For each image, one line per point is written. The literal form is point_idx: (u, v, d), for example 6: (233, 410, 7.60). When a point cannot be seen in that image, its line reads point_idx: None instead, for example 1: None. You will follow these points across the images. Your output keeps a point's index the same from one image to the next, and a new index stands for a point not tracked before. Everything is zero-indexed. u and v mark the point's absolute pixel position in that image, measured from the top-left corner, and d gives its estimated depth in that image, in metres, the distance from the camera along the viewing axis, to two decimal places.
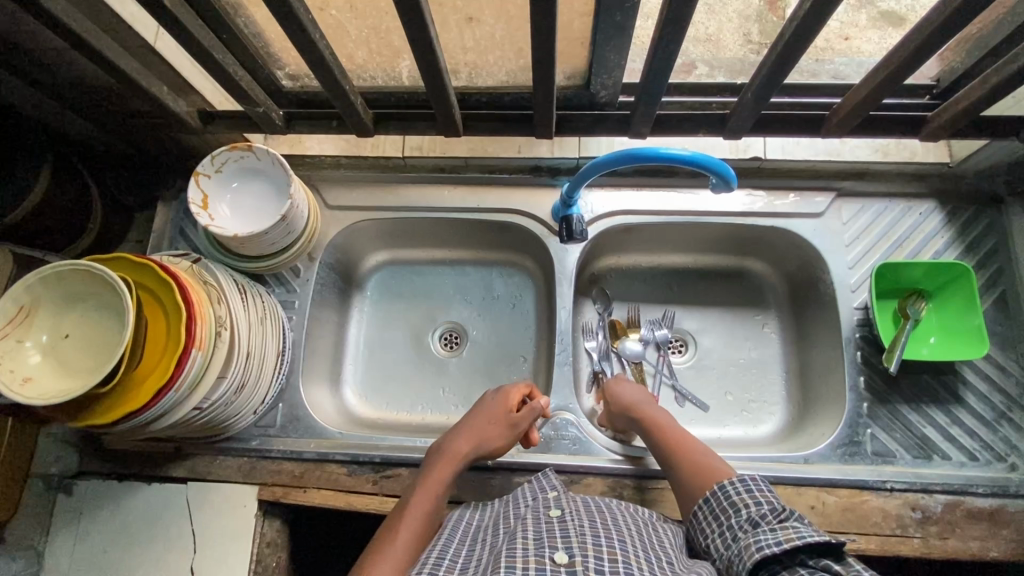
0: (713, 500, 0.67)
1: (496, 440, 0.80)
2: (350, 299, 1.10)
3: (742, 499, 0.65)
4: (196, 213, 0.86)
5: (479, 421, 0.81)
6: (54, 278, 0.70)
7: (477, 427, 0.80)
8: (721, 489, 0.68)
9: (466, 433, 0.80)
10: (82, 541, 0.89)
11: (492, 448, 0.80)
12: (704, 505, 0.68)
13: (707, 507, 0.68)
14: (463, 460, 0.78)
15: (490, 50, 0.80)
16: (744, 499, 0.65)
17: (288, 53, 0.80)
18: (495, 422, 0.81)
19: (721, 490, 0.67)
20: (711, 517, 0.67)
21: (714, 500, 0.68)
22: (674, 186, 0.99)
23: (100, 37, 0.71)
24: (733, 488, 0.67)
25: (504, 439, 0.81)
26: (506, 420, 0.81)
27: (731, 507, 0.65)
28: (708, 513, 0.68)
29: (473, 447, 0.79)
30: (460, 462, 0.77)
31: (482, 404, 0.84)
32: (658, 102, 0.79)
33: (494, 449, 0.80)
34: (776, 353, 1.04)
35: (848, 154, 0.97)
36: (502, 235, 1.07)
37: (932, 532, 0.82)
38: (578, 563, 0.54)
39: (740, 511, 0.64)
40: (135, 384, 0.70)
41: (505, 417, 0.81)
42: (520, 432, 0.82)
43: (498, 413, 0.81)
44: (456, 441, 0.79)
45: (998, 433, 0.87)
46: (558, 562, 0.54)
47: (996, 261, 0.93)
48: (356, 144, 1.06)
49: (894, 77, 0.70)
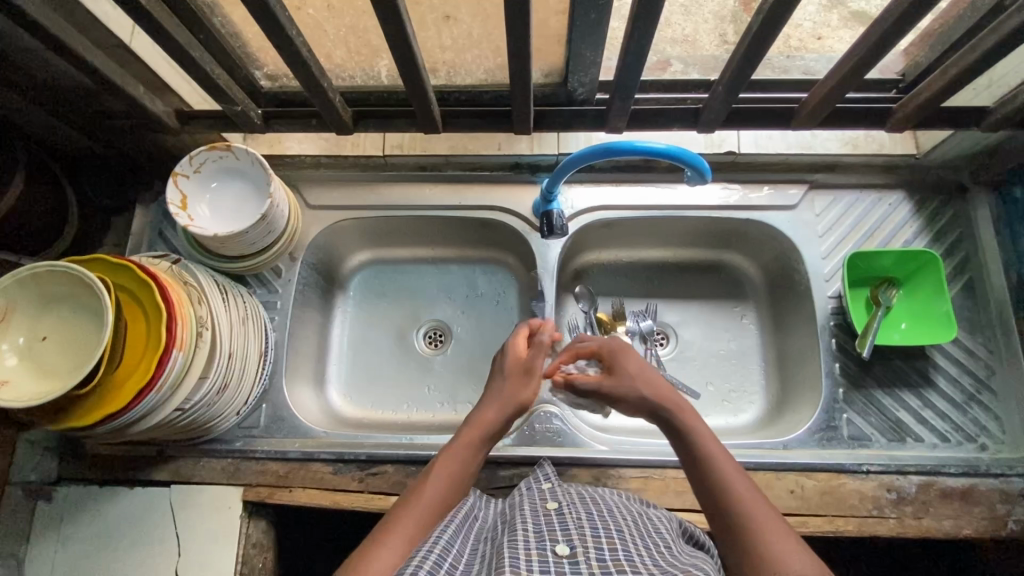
0: None
1: (523, 393, 0.79)
2: (332, 300, 1.10)
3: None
4: (174, 213, 0.85)
5: (499, 383, 0.79)
6: (31, 279, 0.70)
7: (498, 391, 0.78)
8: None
9: (491, 399, 0.78)
10: (63, 548, 0.88)
11: (523, 402, 0.78)
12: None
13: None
14: (496, 424, 0.75)
15: (467, 48, 0.81)
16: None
17: (266, 52, 0.81)
18: (513, 379, 0.79)
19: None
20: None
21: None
22: (651, 181, 1.01)
23: (74, 35, 0.70)
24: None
25: (529, 389, 0.79)
26: (520, 371, 0.80)
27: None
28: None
29: (502, 406, 0.76)
30: (494, 425, 0.75)
31: (496, 368, 0.82)
32: (632, 96, 0.80)
33: (527, 401, 0.78)
34: (755, 343, 1.06)
35: (819, 146, 1.00)
36: (483, 232, 1.08)
37: (907, 512, 0.84)
38: (579, 553, 0.54)
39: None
40: (115, 386, 0.69)
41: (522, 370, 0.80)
42: (540, 376, 0.81)
43: (512, 368, 0.80)
44: (485, 407, 0.76)
45: (968, 415, 0.90)
46: (560, 554, 0.53)
47: (962, 249, 0.97)
48: (335, 143, 1.06)
49: (857, 70, 0.73)
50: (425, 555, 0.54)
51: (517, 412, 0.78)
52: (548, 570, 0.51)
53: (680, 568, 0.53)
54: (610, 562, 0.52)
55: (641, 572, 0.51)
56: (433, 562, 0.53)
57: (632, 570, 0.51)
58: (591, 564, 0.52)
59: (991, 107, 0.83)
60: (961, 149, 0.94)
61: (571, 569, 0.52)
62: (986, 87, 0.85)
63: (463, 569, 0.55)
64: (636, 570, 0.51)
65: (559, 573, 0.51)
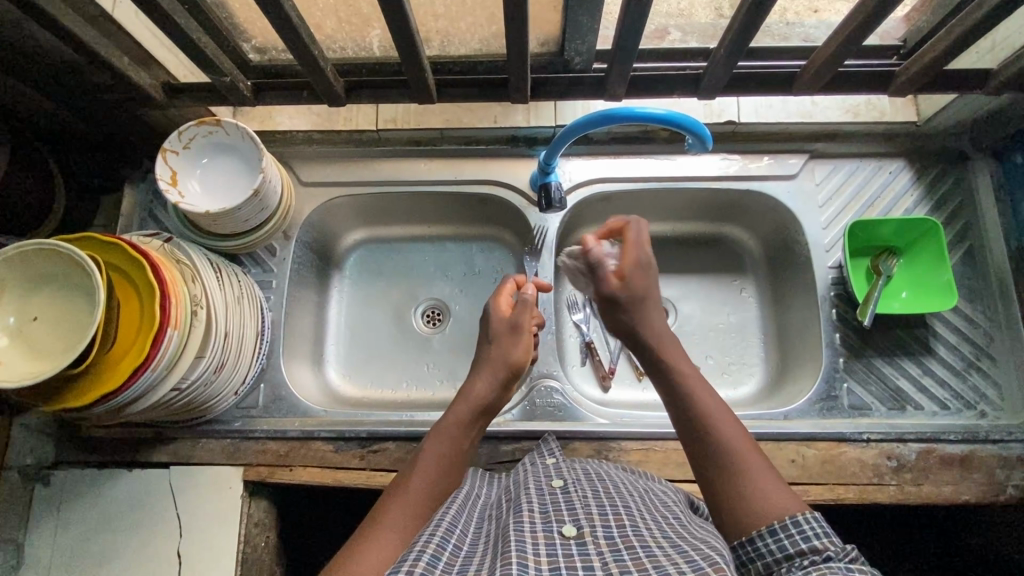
0: (783, 536, 0.55)
1: (513, 350, 0.77)
2: (328, 279, 1.09)
3: (824, 544, 0.53)
4: (164, 190, 0.84)
5: (486, 352, 0.78)
6: (20, 260, 0.68)
7: (489, 360, 0.76)
8: (797, 523, 0.55)
9: (480, 368, 0.76)
10: (63, 531, 0.87)
11: (513, 363, 0.76)
12: (768, 536, 0.56)
13: (773, 541, 0.55)
14: (483, 395, 0.73)
15: (462, 16, 0.79)
16: (826, 545, 0.53)
17: (254, 24, 0.78)
18: (501, 341, 0.77)
19: (797, 526, 0.55)
20: (776, 557, 0.54)
21: (783, 535, 0.55)
22: (651, 152, 1.00)
23: (55, 4, 0.68)
24: (812, 528, 0.54)
25: (518, 348, 0.77)
26: (509, 329, 0.78)
27: (808, 551, 0.53)
28: (773, 552, 0.55)
29: (491, 372, 0.75)
30: (484, 393, 0.73)
31: (484, 331, 0.81)
32: (634, 58, 0.77)
33: (519, 357, 0.76)
34: (754, 315, 1.05)
35: (819, 114, 0.97)
36: (480, 208, 1.06)
37: (907, 478, 0.85)
38: (587, 533, 0.53)
39: (818, 559, 0.52)
40: (108, 367, 0.68)
41: (508, 329, 0.78)
42: (528, 332, 0.79)
43: (497, 330, 0.79)
44: (474, 378, 0.75)
45: (968, 382, 0.90)
46: (567, 535, 0.53)
47: (963, 217, 0.96)
48: (328, 118, 1.03)
49: (859, 33, 0.71)
50: (428, 539, 0.53)
51: (509, 375, 0.76)
52: (556, 552, 0.50)
53: (691, 542, 0.52)
54: (619, 540, 0.52)
55: (650, 547, 0.50)
56: (437, 546, 0.52)
57: (641, 545, 0.51)
58: (599, 544, 0.51)
59: (994, 70, 0.81)
60: (962, 116, 0.93)
61: (580, 550, 0.51)
62: (989, 50, 0.84)
63: (467, 549, 0.54)
64: (644, 545, 0.51)
65: (567, 554, 0.50)
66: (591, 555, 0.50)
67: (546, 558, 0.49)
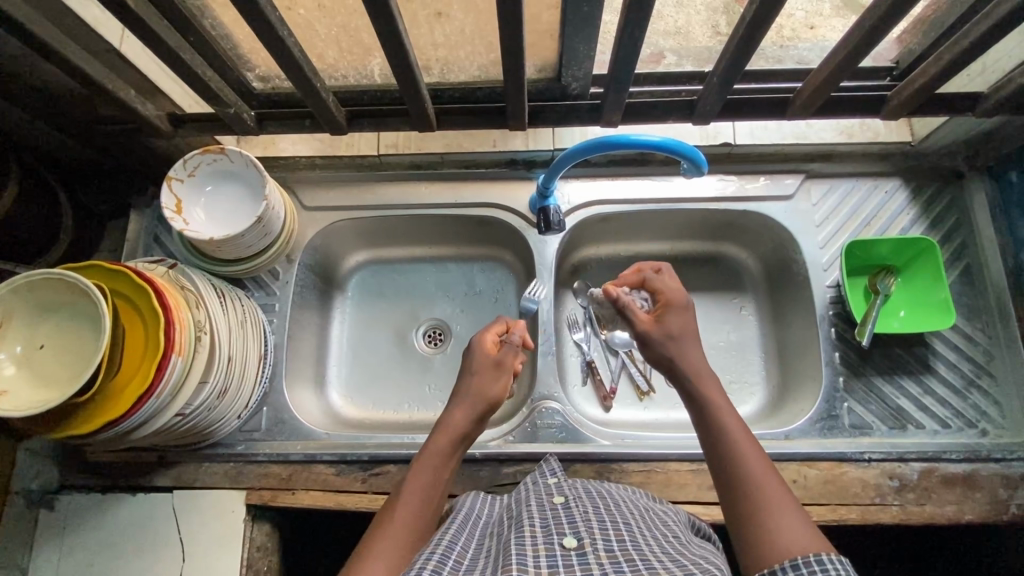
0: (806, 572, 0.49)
1: (492, 386, 0.77)
2: (331, 301, 1.10)
3: None
4: (169, 218, 0.85)
5: (465, 382, 0.78)
6: (26, 287, 0.69)
7: (470, 392, 0.76)
8: (822, 563, 0.49)
9: (460, 399, 0.76)
10: (66, 556, 0.88)
11: (492, 397, 0.76)
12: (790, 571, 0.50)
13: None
14: (465, 427, 0.73)
15: (461, 45, 0.80)
16: None
17: (258, 54, 0.80)
18: (480, 374, 0.78)
19: (821, 564, 0.49)
20: None
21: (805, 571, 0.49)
22: (649, 174, 1.01)
23: (64, 41, 0.70)
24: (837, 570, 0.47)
25: (496, 381, 0.78)
26: (491, 364, 0.79)
27: None
28: None
29: (470, 405, 0.75)
30: (462, 424, 0.73)
31: (464, 363, 0.82)
32: (627, 89, 0.80)
33: (497, 392, 0.77)
34: (754, 334, 1.06)
35: (814, 135, 0.99)
36: (481, 229, 1.07)
37: (910, 498, 0.85)
38: (587, 544, 0.53)
39: None
40: (113, 393, 0.69)
41: (491, 364, 0.80)
42: (509, 370, 0.80)
43: (479, 363, 0.80)
44: (452, 411, 0.74)
45: (969, 400, 0.90)
46: (568, 546, 0.53)
47: (960, 235, 0.97)
48: (331, 143, 1.05)
49: (849, 60, 0.73)
50: (428, 557, 0.53)
51: (487, 409, 0.76)
52: (556, 562, 0.50)
53: (690, 558, 0.53)
54: (618, 553, 0.52)
55: (649, 560, 0.50)
56: (437, 563, 0.52)
57: (640, 558, 0.51)
58: (598, 555, 0.51)
59: (985, 93, 0.83)
60: (956, 136, 0.94)
61: (580, 560, 0.51)
62: (980, 73, 0.86)
63: (467, 564, 0.55)
64: (643, 556, 0.51)
65: (567, 565, 0.50)
66: (591, 565, 0.50)
67: (546, 568, 0.50)
